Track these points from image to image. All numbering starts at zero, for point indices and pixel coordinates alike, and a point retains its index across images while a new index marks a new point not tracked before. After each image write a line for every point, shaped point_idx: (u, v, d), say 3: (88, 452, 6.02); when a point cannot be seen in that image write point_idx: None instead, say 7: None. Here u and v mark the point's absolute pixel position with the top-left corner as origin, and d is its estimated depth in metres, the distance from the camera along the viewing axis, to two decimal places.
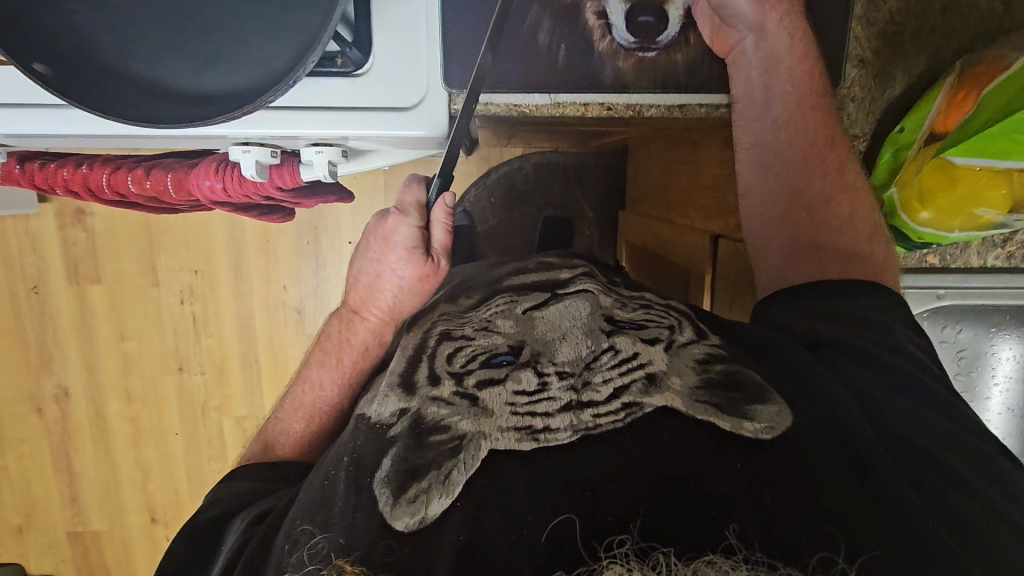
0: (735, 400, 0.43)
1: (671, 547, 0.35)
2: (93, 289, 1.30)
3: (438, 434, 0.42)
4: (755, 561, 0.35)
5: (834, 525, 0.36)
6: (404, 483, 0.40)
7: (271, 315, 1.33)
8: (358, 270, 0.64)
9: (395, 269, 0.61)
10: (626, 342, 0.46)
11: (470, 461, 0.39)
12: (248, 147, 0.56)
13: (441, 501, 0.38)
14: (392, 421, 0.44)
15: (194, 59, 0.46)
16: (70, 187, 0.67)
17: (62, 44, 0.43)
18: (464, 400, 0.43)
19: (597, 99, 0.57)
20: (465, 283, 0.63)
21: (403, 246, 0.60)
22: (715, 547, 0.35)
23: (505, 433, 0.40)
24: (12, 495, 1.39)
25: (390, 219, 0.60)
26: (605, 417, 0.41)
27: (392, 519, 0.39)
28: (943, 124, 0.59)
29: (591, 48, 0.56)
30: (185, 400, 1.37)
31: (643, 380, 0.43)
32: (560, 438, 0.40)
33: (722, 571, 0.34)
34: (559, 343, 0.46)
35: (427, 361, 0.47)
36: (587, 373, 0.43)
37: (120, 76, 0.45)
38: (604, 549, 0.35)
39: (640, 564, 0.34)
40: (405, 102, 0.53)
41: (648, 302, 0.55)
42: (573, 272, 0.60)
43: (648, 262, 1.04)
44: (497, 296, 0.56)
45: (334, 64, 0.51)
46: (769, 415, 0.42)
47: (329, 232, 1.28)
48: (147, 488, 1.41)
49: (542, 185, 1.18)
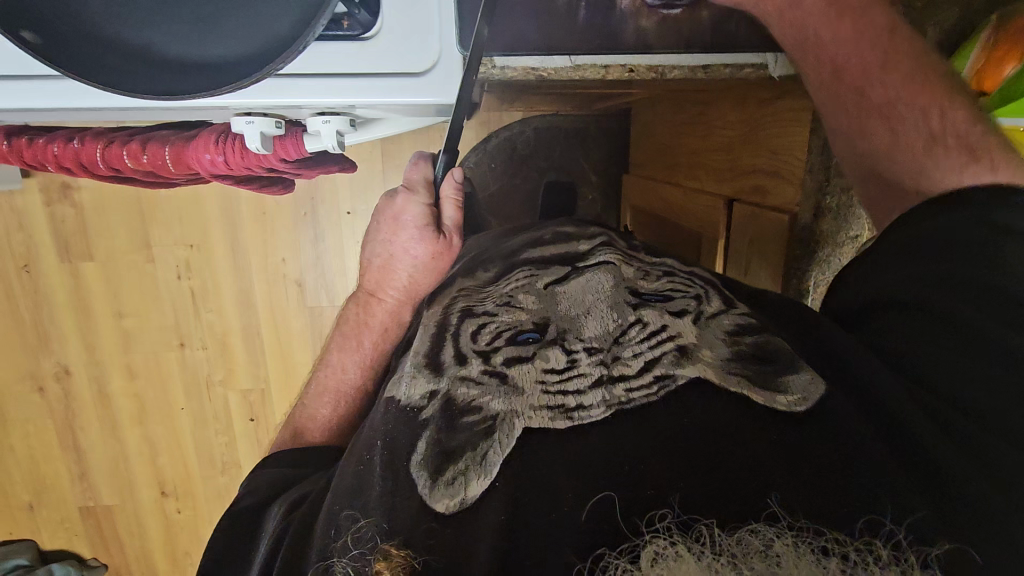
0: (766, 372, 0.43)
1: (713, 518, 0.35)
2: (87, 267, 1.27)
3: (470, 415, 0.41)
4: (800, 528, 0.34)
5: (876, 489, 0.36)
6: (441, 464, 0.40)
7: (271, 288, 1.31)
8: (371, 254, 0.66)
9: (408, 248, 0.62)
10: (653, 315, 0.46)
11: (505, 441, 0.39)
12: (252, 117, 0.53)
13: (480, 482, 0.38)
14: (422, 403, 0.44)
15: (190, 23, 0.43)
16: (62, 164, 0.64)
17: (51, 11, 0.40)
18: (494, 379, 0.43)
19: (618, 60, 0.54)
20: (482, 254, 0.61)
21: (414, 225, 0.61)
22: (758, 517, 0.35)
23: (538, 412, 0.40)
24: (20, 474, 1.39)
25: (399, 198, 0.61)
26: (638, 391, 0.41)
27: (432, 502, 0.39)
28: (982, 82, 0.58)
29: (612, 6, 0.53)
30: (188, 375, 1.36)
31: (674, 351, 0.43)
32: (594, 415, 0.40)
33: (767, 538, 0.33)
34: (585, 318, 0.46)
35: (451, 341, 0.47)
36: (616, 348, 0.44)
37: (112, 44, 0.42)
38: (646, 524, 0.35)
39: (683, 536, 0.34)
40: (419, 65, 0.50)
41: (671, 270, 0.54)
42: (591, 243, 0.58)
43: (656, 227, 1.02)
44: (518, 269, 0.55)
45: (341, 26, 0.48)
46: (803, 384, 0.42)
47: (326, 201, 1.25)
48: (157, 464, 1.41)
49: (545, 148, 1.15)
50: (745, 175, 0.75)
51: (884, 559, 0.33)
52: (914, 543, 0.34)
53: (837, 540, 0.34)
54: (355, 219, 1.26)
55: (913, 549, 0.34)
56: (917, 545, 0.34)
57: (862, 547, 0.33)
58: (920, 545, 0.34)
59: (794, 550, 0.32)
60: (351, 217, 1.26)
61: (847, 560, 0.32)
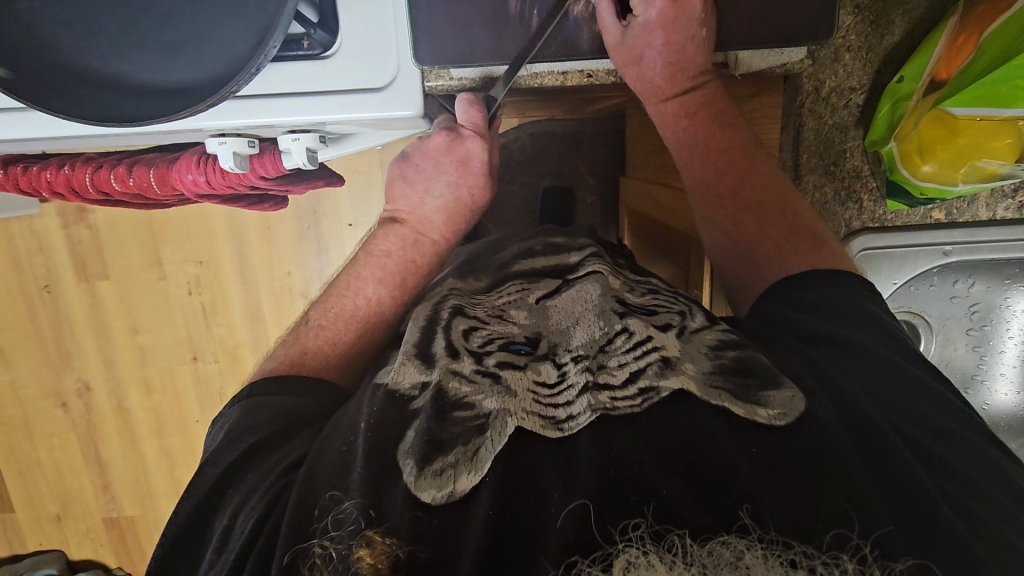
0: (748, 386, 0.42)
1: (686, 528, 0.33)
2: (103, 285, 1.32)
3: (463, 409, 0.41)
4: (770, 541, 0.33)
5: (846, 503, 0.36)
6: (429, 455, 0.40)
7: (278, 301, 1.33)
8: (427, 193, 0.64)
9: (472, 190, 0.65)
10: (639, 325, 0.46)
11: (496, 438, 0.39)
12: (225, 138, 0.54)
13: (469, 478, 0.38)
14: (414, 393, 0.44)
15: (155, 52, 0.44)
16: (55, 189, 0.66)
17: (20, 46, 0.42)
18: (486, 378, 0.44)
19: (576, 67, 0.58)
20: (471, 262, 0.62)
21: (482, 169, 0.64)
22: (730, 528, 0.34)
23: (529, 415, 0.40)
24: (47, 485, 1.44)
25: (471, 144, 0.61)
26: (622, 400, 0.41)
27: (416, 491, 0.38)
28: (944, 71, 0.55)
29: (566, 13, 0.54)
30: (202, 388, 1.39)
31: (658, 363, 0.43)
32: (581, 422, 0.40)
33: (738, 550, 0.32)
34: (573, 329, 0.47)
35: (443, 334, 0.47)
36: (602, 357, 0.44)
37: (82, 74, 0.44)
38: (619, 533, 0.34)
39: (655, 546, 0.33)
40: (377, 81, 0.51)
41: (656, 287, 0.54)
42: (582, 253, 0.58)
43: (652, 232, 1.01)
44: (510, 282, 0.55)
45: (301, 47, 0.49)
46: (782, 401, 0.41)
47: (328, 215, 1.27)
48: (175, 475, 1.45)
49: (540, 154, 1.15)
50: None
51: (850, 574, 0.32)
52: (879, 558, 0.34)
53: (807, 553, 0.33)
54: (357, 231, 1.28)
55: (879, 565, 0.33)
56: (882, 559, 0.34)
57: (829, 561, 0.33)
58: (884, 560, 0.34)
59: (763, 562, 0.32)
60: (352, 228, 1.28)
61: (813, 574, 0.32)
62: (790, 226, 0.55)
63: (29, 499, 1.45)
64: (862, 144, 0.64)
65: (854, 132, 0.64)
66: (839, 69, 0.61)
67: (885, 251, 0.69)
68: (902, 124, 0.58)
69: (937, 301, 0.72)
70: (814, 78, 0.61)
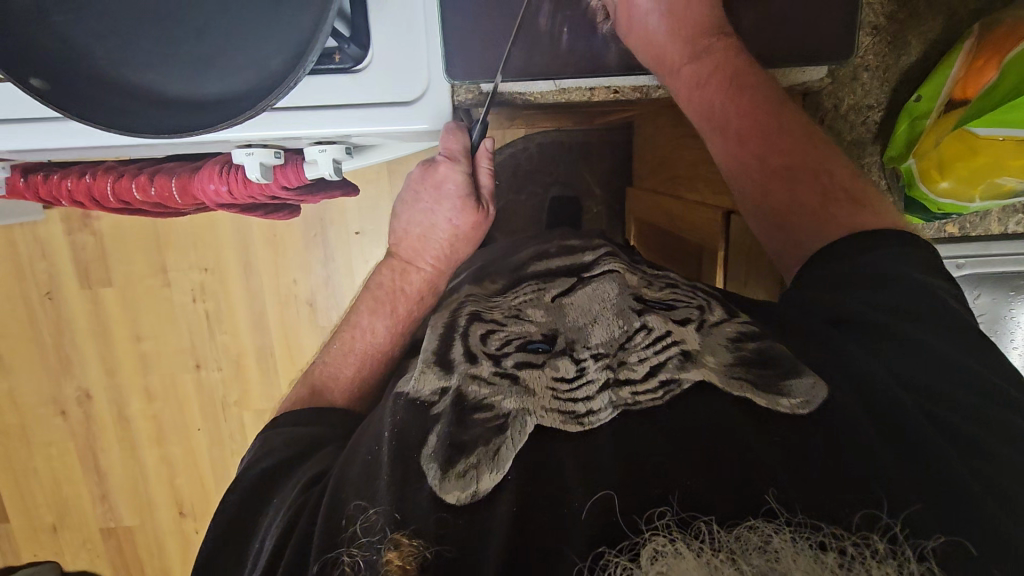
0: (769, 375, 0.43)
1: (712, 515, 0.34)
2: (106, 292, 1.31)
3: (482, 412, 0.41)
4: (798, 524, 0.34)
5: (874, 487, 0.36)
6: (452, 456, 0.40)
7: (283, 309, 1.33)
8: (408, 223, 0.62)
9: (449, 216, 0.60)
10: (657, 321, 0.46)
11: (517, 438, 0.40)
12: (251, 150, 0.55)
13: (492, 476, 0.38)
14: (433, 399, 0.44)
15: (188, 66, 0.45)
16: (75, 199, 0.66)
17: (57, 59, 0.42)
18: (505, 380, 0.43)
19: (603, 83, 0.58)
20: (487, 266, 0.63)
21: (457, 195, 0.59)
22: (757, 513, 0.34)
23: (549, 413, 0.41)
24: (44, 494, 1.43)
25: (441, 168, 0.57)
26: (644, 394, 0.41)
27: (443, 493, 0.38)
28: (963, 92, 0.57)
29: (594, 30, 0.55)
30: (204, 395, 1.38)
31: (678, 355, 0.43)
32: (602, 418, 0.40)
33: (766, 534, 0.33)
34: (591, 327, 0.47)
35: (461, 339, 0.47)
36: (621, 353, 0.44)
37: (114, 85, 0.44)
38: (645, 522, 0.35)
39: (682, 533, 0.34)
40: (408, 95, 0.53)
41: (673, 283, 0.55)
42: (596, 254, 0.59)
43: (663, 241, 1.01)
44: (525, 283, 0.55)
45: (333, 60, 0.50)
46: (806, 389, 0.42)
47: (335, 223, 1.27)
48: (175, 483, 1.43)
49: (546, 164, 1.16)
50: None
51: (881, 553, 0.33)
52: (910, 537, 0.34)
53: (834, 534, 0.33)
54: (363, 239, 1.28)
55: (909, 542, 0.34)
56: (913, 538, 0.34)
57: (860, 540, 0.33)
58: (915, 538, 0.34)
59: (792, 545, 0.32)
60: (358, 236, 1.28)
61: (845, 554, 0.32)
62: (823, 190, 0.53)
63: (25, 508, 1.43)
64: (880, 159, 0.66)
65: (872, 148, 0.66)
66: (858, 87, 0.62)
67: None
68: (921, 142, 0.60)
69: None
70: (833, 97, 0.63)
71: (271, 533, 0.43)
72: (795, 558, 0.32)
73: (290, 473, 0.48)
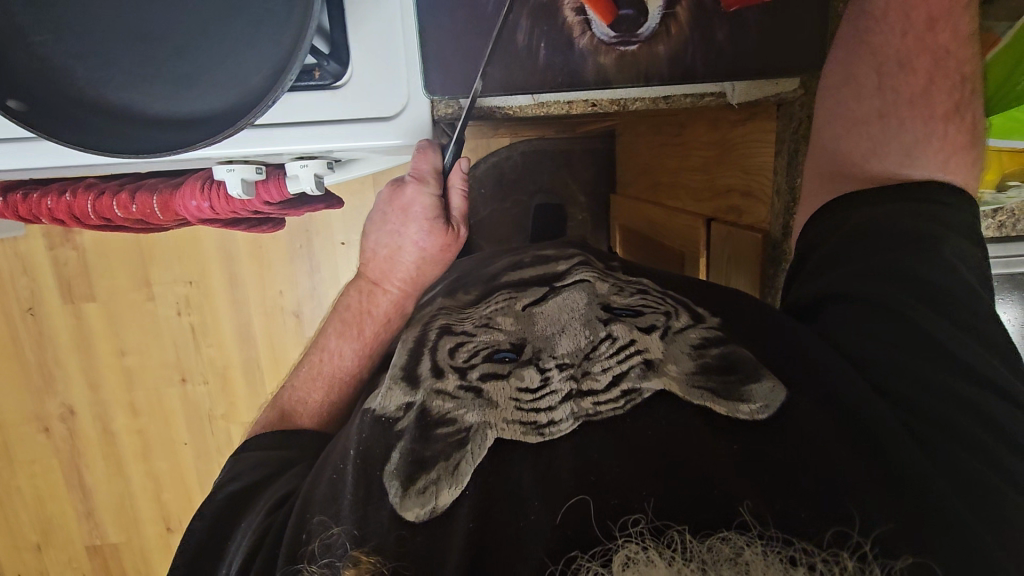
0: (730, 381, 0.43)
1: (686, 525, 0.35)
2: (88, 307, 1.30)
3: (445, 426, 0.42)
4: (770, 537, 0.35)
5: (843, 500, 0.37)
6: (413, 473, 0.40)
7: (269, 320, 1.32)
8: (376, 243, 0.61)
9: (416, 239, 0.58)
10: (622, 330, 0.46)
11: (477, 450, 0.40)
12: (233, 166, 0.55)
13: (450, 492, 0.39)
14: (398, 415, 0.44)
15: (169, 84, 0.45)
16: (55, 216, 0.66)
17: (36, 80, 0.43)
18: (469, 393, 0.44)
19: (581, 96, 0.58)
20: (461, 278, 0.61)
21: (424, 217, 0.57)
22: (730, 524, 0.35)
23: (510, 425, 0.41)
24: (28, 513, 1.40)
25: (408, 189, 0.56)
26: (605, 404, 0.42)
27: (403, 511, 0.39)
28: None
29: (571, 44, 0.56)
30: (190, 409, 1.37)
31: (641, 364, 0.44)
32: (564, 428, 0.41)
33: (738, 546, 0.34)
34: (559, 337, 0.47)
35: (429, 355, 0.48)
36: (586, 363, 0.44)
37: (92, 104, 0.44)
38: (619, 528, 0.35)
39: (655, 541, 0.35)
40: (389, 110, 0.53)
41: (647, 289, 0.54)
42: (569, 263, 0.59)
43: (645, 247, 1.02)
44: (498, 292, 0.56)
45: (313, 77, 0.50)
46: (764, 393, 0.43)
47: (321, 233, 1.27)
48: (161, 499, 1.42)
49: (532, 171, 1.14)
50: (721, 194, 0.76)
51: (849, 570, 0.34)
52: (879, 556, 0.35)
53: (805, 550, 0.34)
54: (349, 249, 1.28)
55: (879, 562, 0.35)
56: (883, 557, 0.35)
57: (829, 558, 0.34)
58: (885, 557, 0.35)
59: (762, 559, 0.33)
60: (344, 246, 1.28)
61: (813, 570, 0.33)
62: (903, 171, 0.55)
63: (8, 526, 1.41)
64: None
65: None
66: None
67: None
68: None
69: None
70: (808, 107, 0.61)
71: (236, 557, 0.44)
72: (765, 572, 0.33)
73: (274, 490, 0.48)
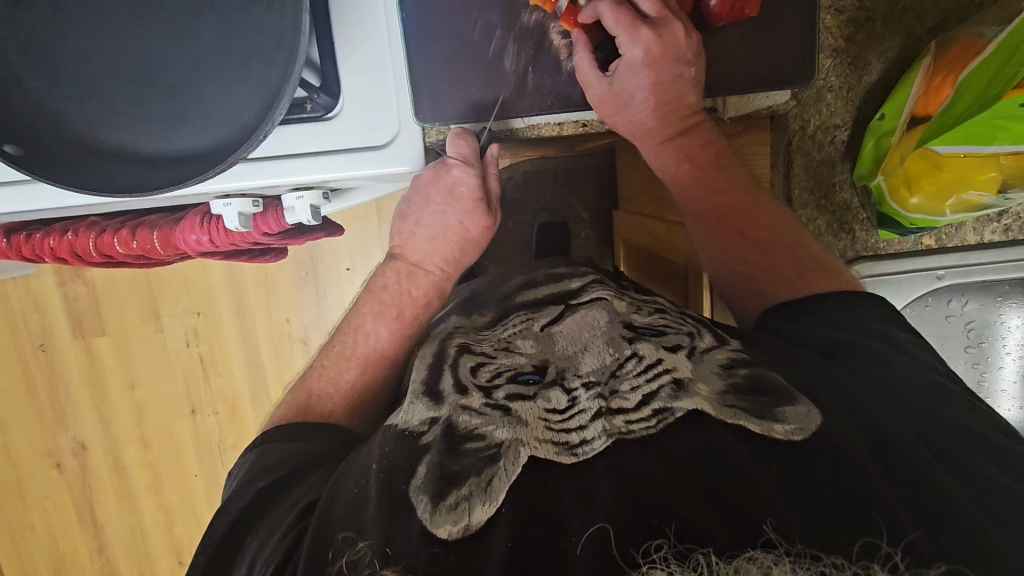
0: (762, 403, 0.42)
1: (709, 547, 0.34)
2: (99, 341, 1.31)
3: (475, 441, 0.41)
4: (798, 554, 0.33)
5: (872, 512, 0.35)
6: (442, 489, 0.39)
7: (277, 348, 1.33)
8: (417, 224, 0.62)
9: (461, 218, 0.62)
10: (649, 348, 0.46)
11: (510, 468, 0.39)
12: (229, 200, 0.57)
13: (485, 509, 0.37)
14: (422, 430, 0.44)
15: (160, 124, 0.46)
16: (57, 256, 0.66)
17: (32, 124, 0.44)
18: (496, 411, 0.43)
19: (571, 118, 0.64)
20: (475, 297, 0.64)
21: (470, 196, 0.61)
22: (756, 543, 0.34)
23: (543, 444, 0.40)
24: (41, 550, 1.40)
25: (455, 170, 0.60)
26: (637, 422, 0.40)
27: (433, 527, 0.37)
28: (924, 109, 0.60)
29: (558, 67, 0.60)
30: (200, 441, 1.37)
31: (670, 385, 0.42)
32: (596, 447, 0.39)
33: (766, 565, 0.32)
34: (582, 355, 0.47)
35: (450, 371, 0.47)
36: (614, 380, 0.43)
37: (86, 146, 0.45)
38: (642, 555, 0.34)
39: (680, 566, 0.33)
40: (380, 139, 0.53)
41: (664, 309, 0.55)
42: (583, 281, 0.59)
43: (650, 261, 1.02)
44: (513, 314, 0.55)
45: (304, 110, 0.51)
46: (799, 416, 0.41)
47: (326, 260, 1.28)
48: (172, 532, 1.41)
49: (532, 191, 1.16)
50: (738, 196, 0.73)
51: None
52: (912, 565, 0.33)
53: (837, 564, 0.33)
54: (354, 275, 1.28)
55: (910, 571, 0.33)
56: (915, 566, 0.33)
57: (861, 571, 0.33)
58: (918, 567, 0.33)
59: None
60: (349, 273, 1.28)
61: None
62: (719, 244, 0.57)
63: (21, 564, 1.41)
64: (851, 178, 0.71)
65: (842, 166, 0.71)
66: (823, 108, 0.68)
67: (880, 278, 0.74)
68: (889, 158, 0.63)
69: (931, 319, 0.76)
70: (799, 120, 0.68)
71: None
72: None
73: None
